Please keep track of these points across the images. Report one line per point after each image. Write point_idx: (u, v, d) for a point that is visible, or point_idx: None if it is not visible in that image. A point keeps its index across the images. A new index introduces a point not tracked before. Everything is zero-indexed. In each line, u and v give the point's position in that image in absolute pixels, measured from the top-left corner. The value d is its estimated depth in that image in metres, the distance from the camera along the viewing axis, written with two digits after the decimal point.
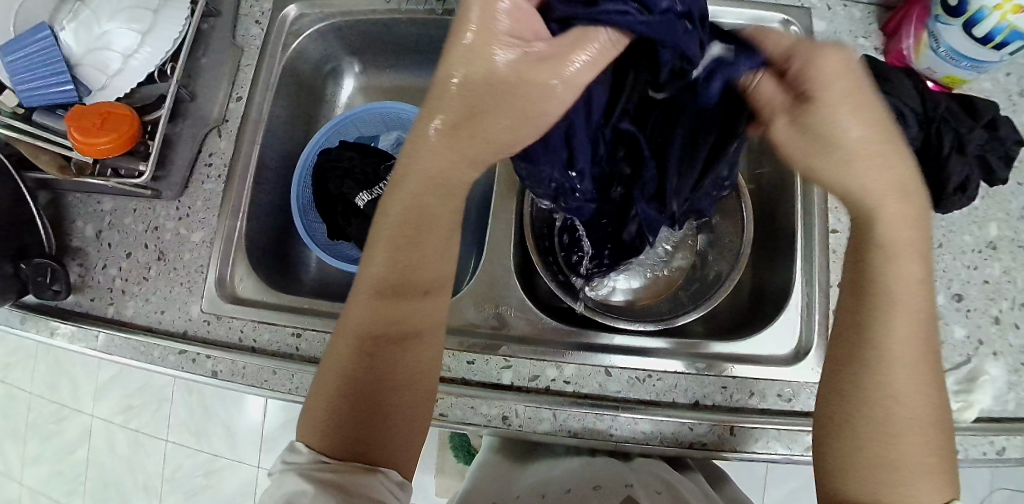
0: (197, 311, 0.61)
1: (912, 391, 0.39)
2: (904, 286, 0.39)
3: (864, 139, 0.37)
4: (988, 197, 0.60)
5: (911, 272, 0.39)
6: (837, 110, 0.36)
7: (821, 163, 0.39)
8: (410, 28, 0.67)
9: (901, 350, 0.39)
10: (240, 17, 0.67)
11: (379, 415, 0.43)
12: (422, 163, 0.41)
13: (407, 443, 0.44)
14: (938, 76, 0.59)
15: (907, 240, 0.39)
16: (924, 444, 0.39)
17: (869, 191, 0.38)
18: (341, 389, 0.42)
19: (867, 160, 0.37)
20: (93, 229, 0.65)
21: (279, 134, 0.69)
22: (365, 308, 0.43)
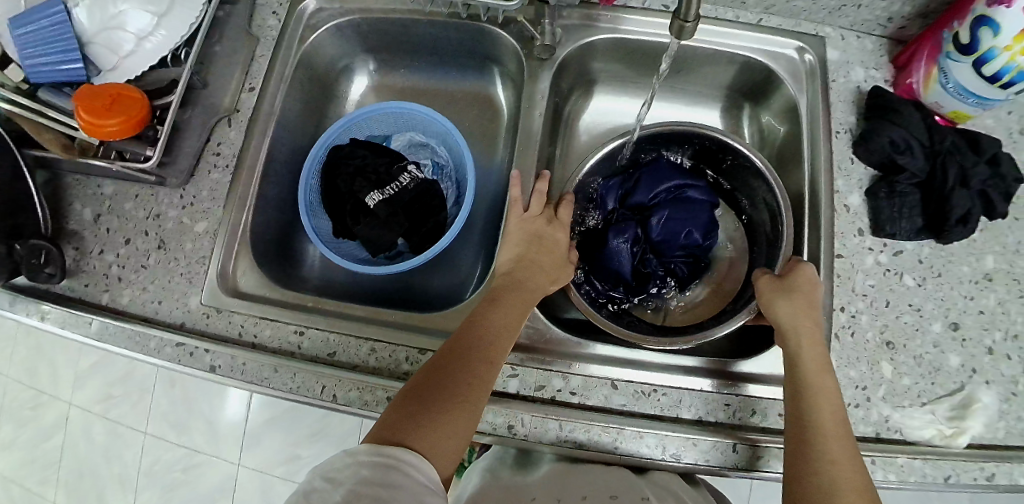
0: (197, 304, 0.60)
1: (845, 453, 0.45)
2: (818, 369, 0.49)
3: (807, 287, 0.53)
4: (986, 230, 0.62)
5: (816, 354, 0.50)
6: (799, 278, 0.54)
7: (782, 302, 0.53)
8: (430, 30, 0.66)
9: (831, 418, 0.47)
10: (257, 7, 0.68)
11: (429, 406, 0.44)
12: (504, 256, 0.56)
13: (442, 448, 0.43)
14: (945, 110, 0.61)
15: (814, 338, 0.51)
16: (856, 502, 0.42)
17: (796, 326, 0.51)
18: (412, 381, 0.47)
19: (799, 306, 0.52)
20: (91, 213, 0.63)
21: (291, 128, 0.68)
22: (453, 342, 0.49)
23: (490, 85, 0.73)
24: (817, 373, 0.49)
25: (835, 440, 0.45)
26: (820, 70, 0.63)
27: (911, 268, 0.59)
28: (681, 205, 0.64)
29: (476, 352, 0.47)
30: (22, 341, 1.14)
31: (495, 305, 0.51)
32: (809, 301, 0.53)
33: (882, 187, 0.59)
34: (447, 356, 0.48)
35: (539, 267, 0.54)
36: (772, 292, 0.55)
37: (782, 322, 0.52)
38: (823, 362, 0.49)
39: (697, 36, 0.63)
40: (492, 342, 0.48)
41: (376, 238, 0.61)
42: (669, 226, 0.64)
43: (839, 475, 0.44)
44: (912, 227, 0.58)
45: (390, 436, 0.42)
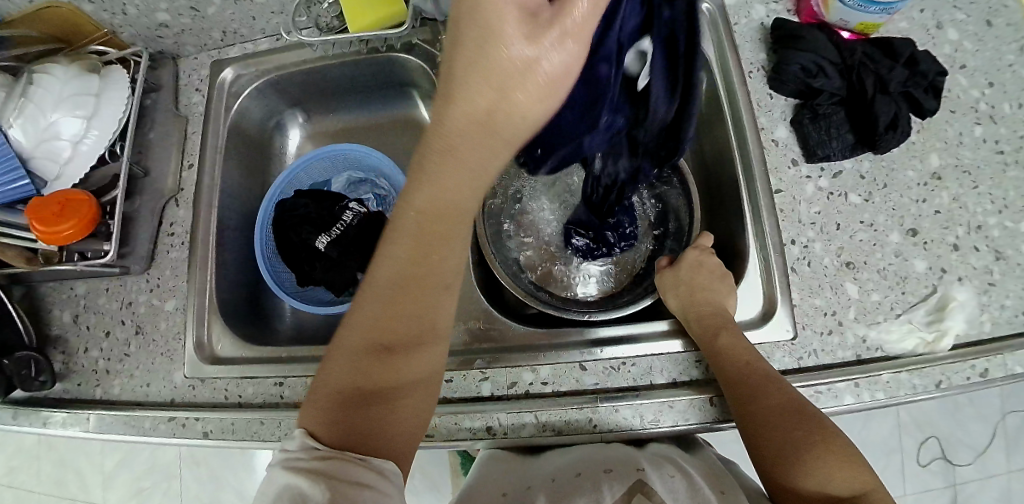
0: (181, 378, 0.62)
1: (761, 389, 0.45)
2: (716, 325, 0.51)
3: (698, 262, 0.57)
4: (923, 130, 0.61)
5: (714, 311, 0.53)
6: (689, 260, 0.58)
7: (673, 294, 0.57)
8: (344, 70, 0.69)
9: (738, 366, 0.47)
10: (181, 89, 0.71)
11: (380, 397, 0.43)
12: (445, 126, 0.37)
13: (400, 441, 0.44)
14: (853, 25, 0.61)
15: (708, 307, 0.53)
16: (791, 432, 0.43)
17: (687, 304, 0.54)
18: (344, 374, 0.44)
19: (695, 283, 0.56)
20: (70, 315, 0.67)
21: (236, 193, 0.71)
22: (376, 317, 0.45)
23: (414, 108, 0.75)
24: (715, 338, 0.50)
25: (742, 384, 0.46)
26: (719, 18, 0.64)
27: (854, 186, 0.59)
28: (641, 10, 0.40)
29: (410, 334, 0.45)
30: (45, 456, 1.17)
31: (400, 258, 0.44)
32: (702, 272, 0.56)
33: (805, 113, 0.59)
34: (362, 345, 0.44)
35: (467, 178, 0.39)
36: (663, 284, 0.59)
37: (680, 305, 0.56)
38: (718, 320, 0.52)
39: None
40: (418, 300, 0.45)
41: (334, 279, 0.64)
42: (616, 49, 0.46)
43: (761, 412, 0.44)
44: (844, 144, 0.58)
45: (344, 443, 0.41)
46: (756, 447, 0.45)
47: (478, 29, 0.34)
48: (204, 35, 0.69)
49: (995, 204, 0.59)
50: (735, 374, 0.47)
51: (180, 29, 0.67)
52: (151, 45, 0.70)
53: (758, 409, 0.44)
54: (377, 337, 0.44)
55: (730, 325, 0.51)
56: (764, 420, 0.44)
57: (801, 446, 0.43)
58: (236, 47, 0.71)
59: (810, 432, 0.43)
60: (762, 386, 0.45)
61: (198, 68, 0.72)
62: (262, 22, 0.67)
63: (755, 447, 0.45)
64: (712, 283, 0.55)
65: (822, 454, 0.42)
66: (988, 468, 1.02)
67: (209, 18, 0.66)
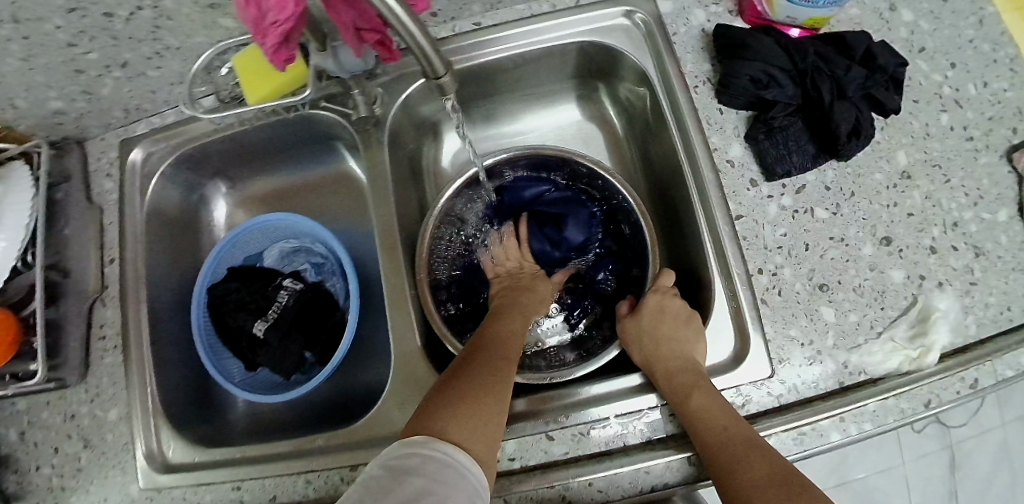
0: (137, 489, 0.58)
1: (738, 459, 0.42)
2: (686, 377, 0.49)
3: (660, 306, 0.55)
4: (887, 128, 0.56)
5: (683, 355, 0.50)
6: (653, 309, 0.56)
7: (640, 349, 0.54)
8: (260, 133, 0.64)
9: (713, 430, 0.44)
10: (92, 175, 0.67)
11: (475, 401, 0.42)
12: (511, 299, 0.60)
13: (479, 441, 0.39)
14: (801, 20, 0.56)
15: (676, 358, 0.50)
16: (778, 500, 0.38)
17: (653, 359, 0.52)
18: (441, 392, 0.43)
19: (664, 327, 0.53)
20: (14, 432, 0.63)
21: (166, 281, 0.66)
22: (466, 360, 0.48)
23: (343, 162, 0.72)
24: (687, 398, 0.47)
25: (725, 451, 0.43)
26: (655, 27, 0.58)
27: (819, 199, 0.55)
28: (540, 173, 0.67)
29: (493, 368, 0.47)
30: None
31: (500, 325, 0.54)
32: (668, 316, 0.54)
33: (760, 128, 0.54)
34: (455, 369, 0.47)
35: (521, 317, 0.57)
36: (626, 337, 0.57)
37: (646, 358, 0.53)
38: (690, 366, 0.49)
39: (518, 42, 0.60)
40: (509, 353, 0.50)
41: (279, 365, 0.60)
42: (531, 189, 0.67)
43: (745, 482, 0.41)
44: (804, 157, 0.54)
45: (427, 427, 0.38)
46: None
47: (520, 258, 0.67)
48: (105, 115, 0.64)
49: (969, 197, 0.55)
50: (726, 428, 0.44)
51: (78, 113, 0.62)
52: (51, 134, 0.64)
53: (743, 481, 0.41)
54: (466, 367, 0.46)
55: (703, 381, 0.48)
56: (750, 490, 0.40)
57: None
58: (143, 122, 0.66)
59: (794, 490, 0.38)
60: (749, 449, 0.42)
61: (106, 150, 0.67)
62: (163, 94, 0.63)
63: None
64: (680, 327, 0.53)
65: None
66: (983, 424, 1.00)
67: (105, 98, 0.60)
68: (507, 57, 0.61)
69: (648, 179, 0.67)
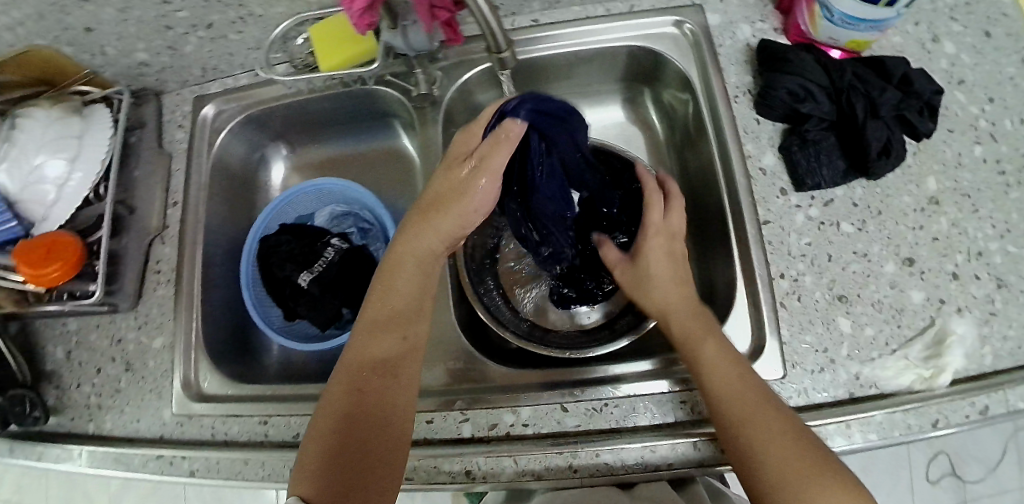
0: (169, 414, 0.62)
1: (750, 410, 0.44)
2: (694, 331, 0.49)
3: (666, 250, 0.55)
4: (919, 153, 0.58)
5: (685, 320, 0.51)
6: (653, 252, 0.55)
7: (642, 289, 0.55)
8: (323, 103, 0.70)
9: (722, 379, 0.46)
10: (165, 125, 0.73)
11: (356, 436, 0.45)
12: (411, 246, 0.51)
13: (364, 476, 0.43)
14: (843, 42, 0.59)
15: (684, 317, 0.51)
16: (790, 456, 0.41)
17: (662, 308, 0.53)
18: (325, 430, 0.45)
19: (664, 280, 0.53)
20: (63, 350, 0.68)
21: (219, 228, 0.71)
22: (350, 373, 0.48)
23: (394, 138, 0.77)
24: (701, 344, 0.48)
25: (737, 404, 0.44)
26: (702, 37, 0.62)
27: (846, 214, 0.57)
28: (535, 117, 0.50)
29: (376, 376, 0.48)
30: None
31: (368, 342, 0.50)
32: (670, 261, 0.54)
33: (794, 140, 0.57)
34: (342, 406, 0.46)
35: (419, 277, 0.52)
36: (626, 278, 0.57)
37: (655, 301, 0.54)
38: (699, 314, 0.51)
39: (571, 40, 0.64)
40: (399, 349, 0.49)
41: (317, 315, 0.65)
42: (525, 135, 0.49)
43: (765, 437, 0.42)
44: (834, 172, 0.56)
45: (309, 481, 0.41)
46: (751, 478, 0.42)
47: (444, 175, 0.51)
48: (184, 71, 0.69)
49: (995, 229, 0.56)
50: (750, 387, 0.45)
51: (160, 67, 0.67)
52: (133, 83, 0.71)
53: (759, 435, 0.43)
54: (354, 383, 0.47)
55: (715, 330, 0.49)
56: (764, 447, 0.42)
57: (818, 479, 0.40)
58: (217, 82, 0.72)
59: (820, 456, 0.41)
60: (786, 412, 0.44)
61: (180, 104, 0.73)
62: (240, 58, 0.68)
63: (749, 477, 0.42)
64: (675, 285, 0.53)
65: (835, 489, 0.39)
66: (1002, 483, 0.98)
67: (186, 56, 0.66)
68: (560, 54, 0.65)
69: (683, 181, 0.70)
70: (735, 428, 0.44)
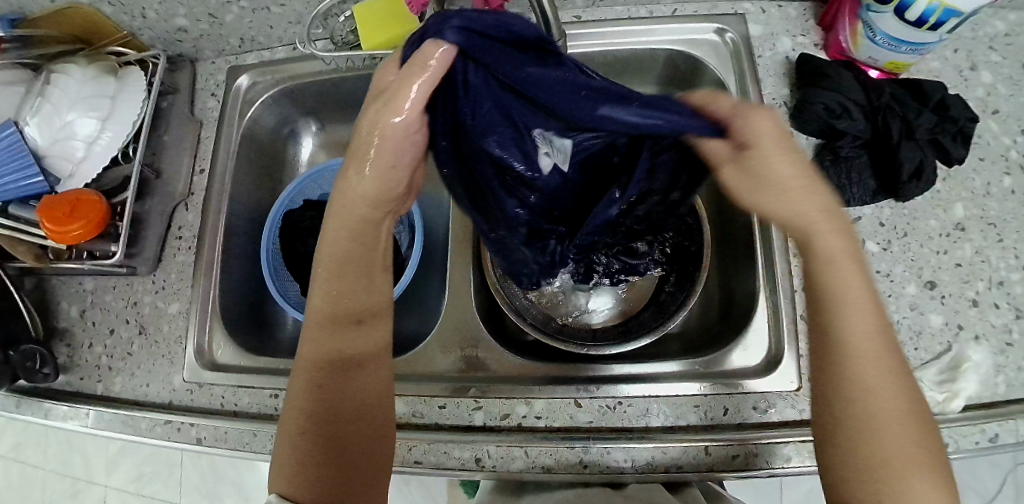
0: (180, 381, 0.62)
1: (880, 379, 0.40)
2: (837, 268, 0.40)
3: (794, 174, 0.39)
4: (949, 179, 0.59)
5: (832, 255, 0.40)
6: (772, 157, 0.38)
7: (764, 198, 0.40)
8: (358, 84, 0.71)
9: (863, 337, 0.40)
10: (197, 93, 0.73)
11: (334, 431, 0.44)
12: (352, 200, 0.45)
13: (353, 474, 0.44)
14: (881, 63, 0.59)
15: (842, 247, 0.40)
16: (899, 446, 0.38)
17: (803, 216, 0.40)
18: (298, 425, 0.44)
19: (800, 191, 0.39)
20: (78, 309, 0.68)
21: (244, 200, 0.72)
22: (310, 366, 0.45)
23: None
24: (840, 281, 0.41)
25: (869, 367, 0.40)
26: (742, 47, 0.63)
27: (872, 233, 0.57)
28: (469, 38, 0.36)
29: (342, 369, 0.45)
30: (48, 442, 1.15)
31: (318, 344, 0.46)
32: (812, 180, 0.39)
33: (826, 154, 0.58)
34: (312, 403, 0.44)
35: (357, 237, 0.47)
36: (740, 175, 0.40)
37: (785, 214, 0.40)
38: (856, 255, 0.41)
39: (610, 39, 0.65)
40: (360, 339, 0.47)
41: None
42: (453, 62, 0.37)
43: (875, 411, 0.39)
44: (864, 191, 0.57)
45: (291, 480, 0.42)
46: (860, 451, 0.39)
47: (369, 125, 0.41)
48: (222, 41, 0.70)
49: (1019, 260, 0.57)
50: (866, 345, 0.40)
51: (198, 34, 0.68)
52: (170, 49, 0.71)
53: (877, 411, 0.39)
54: (319, 374, 0.45)
55: (863, 267, 0.42)
56: (884, 431, 0.39)
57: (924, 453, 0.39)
58: (254, 54, 0.72)
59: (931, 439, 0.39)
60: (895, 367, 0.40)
61: (214, 73, 0.73)
62: (279, 31, 0.69)
63: (853, 449, 0.40)
64: (811, 191, 0.39)
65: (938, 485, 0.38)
66: None
67: (226, 25, 0.67)
68: (599, 52, 0.66)
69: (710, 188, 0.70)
70: (858, 384, 0.40)
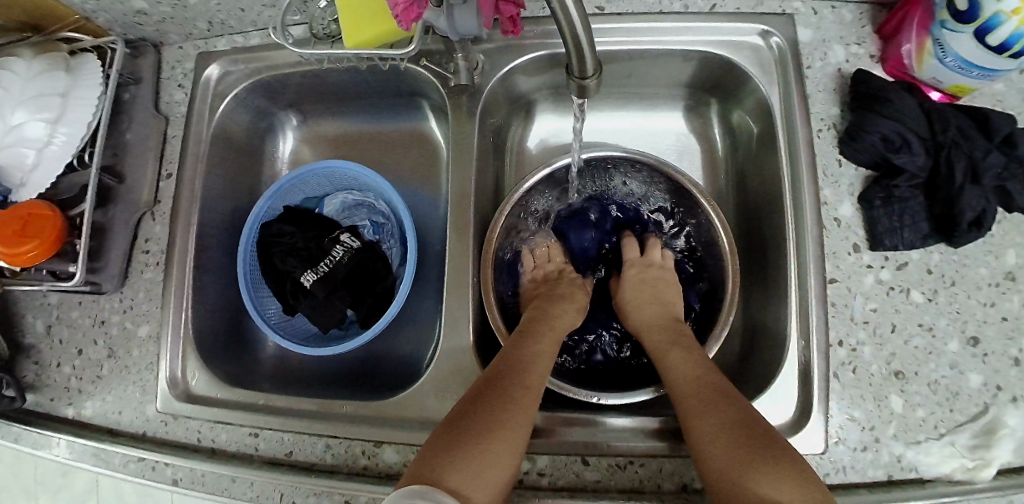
0: (154, 411, 0.58)
1: (698, 397, 0.47)
2: (665, 339, 0.55)
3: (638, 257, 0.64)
4: (1004, 222, 0.53)
5: (658, 331, 0.56)
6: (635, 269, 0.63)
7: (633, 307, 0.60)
8: (344, 76, 0.63)
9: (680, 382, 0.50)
10: (164, 83, 0.65)
11: (480, 422, 0.43)
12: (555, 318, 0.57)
13: (476, 474, 0.40)
14: (945, 86, 0.52)
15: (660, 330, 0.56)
16: (727, 444, 0.42)
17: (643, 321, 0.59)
18: (456, 415, 0.44)
19: (646, 291, 0.60)
20: (43, 324, 0.62)
21: (221, 207, 0.65)
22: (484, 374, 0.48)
23: (424, 122, 0.70)
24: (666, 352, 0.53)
25: (692, 396, 0.47)
26: (789, 55, 0.55)
27: (918, 281, 0.52)
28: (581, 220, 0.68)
29: (512, 383, 0.47)
30: None
31: (497, 364, 0.49)
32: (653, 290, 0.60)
33: (877, 192, 0.51)
34: (473, 399, 0.46)
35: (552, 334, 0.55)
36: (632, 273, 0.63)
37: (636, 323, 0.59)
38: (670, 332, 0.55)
39: (637, 39, 0.57)
40: (530, 379, 0.48)
41: (320, 317, 0.59)
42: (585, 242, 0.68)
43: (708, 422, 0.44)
44: (915, 234, 0.51)
45: (429, 460, 0.40)
46: (712, 464, 0.42)
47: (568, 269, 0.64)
48: (188, 24, 0.61)
49: None
50: (676, 400, 0.48)
51: (160, 17, 0.59)
52: (130, 32, 0.62)
53: (709, 423, 0.44)
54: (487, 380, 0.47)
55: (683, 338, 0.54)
56: (710, 440, 0.43)
57: (754, 462, 0.40)
58: (225, 38, 0.64)
59: (769, 440, 0.42)
60: (714, 399, 0.46)
61: (182, 59, 0.65)
62: (252, 14, 0.60)
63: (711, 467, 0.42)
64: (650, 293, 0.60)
65: (784, 476, 0.39)
66: None
67: (191, 8, 0.58)
68: (622, 52, 0.58)
69: (740, 209, 0.64)
70: (686, 411, 0.47)
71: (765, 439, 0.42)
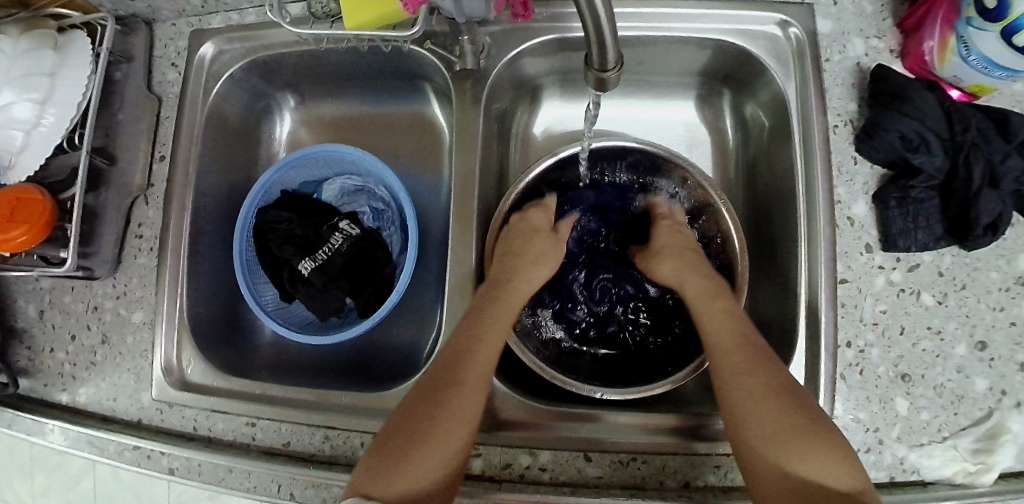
0: (149, 398, 0.57)
1: (739, 363, 0.47)
2: (701, 300, 0.53)
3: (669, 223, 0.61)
4: (1018, 225, 0.52)
5: (695, 289, 0.54)
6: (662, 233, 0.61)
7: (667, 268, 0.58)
8: (342, 56, 0.61)
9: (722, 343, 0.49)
10: (156, 62, 0.62)
11: (423, 423, 0.44)
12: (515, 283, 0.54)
13: (419, 476, 0.42)
14: (965, 84, 0.50)
15: (699, 289, 0.54)
16: (779, 414, 0.43)
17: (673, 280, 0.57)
18: (398, 417, 0.45)
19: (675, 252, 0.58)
20: (35, 308, 0.61)
21: (216, 191, 0.63)
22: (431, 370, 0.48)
23: (425, 105, 0.68)
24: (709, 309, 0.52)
25: (738, 357, 0.47)
26: (807, 47, 0.53)
27: (929, 283, 0.51)
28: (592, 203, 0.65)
29: (456, 376, 0.46)
30: None
31: (448, 352, 0.48)
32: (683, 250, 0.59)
33: (893, 192, 0.50)
34: (421, 396, 0.46)
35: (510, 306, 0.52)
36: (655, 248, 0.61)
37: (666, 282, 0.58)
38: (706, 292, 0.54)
39: (649, 27, 0.55)
40: (477, 364, 0.47)
41: (318, 305, 0.58)
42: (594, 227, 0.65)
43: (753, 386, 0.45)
44: (928, 236, 0.50)
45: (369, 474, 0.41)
46: (754, 431, 0.43)
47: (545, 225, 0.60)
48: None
49: None
50: (714, 359, 0.49)
51: None
52: (120, 7, 0.59)
53: (758, 386, 0.44)
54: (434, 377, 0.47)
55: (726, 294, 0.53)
56: (759, 406, 0.44)
57: (797, 437, 0.41)
58: (220, 15, 0.61)
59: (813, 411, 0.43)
60: (760, 362, 0.46)
61: (175, 37, 0.62)
62: None
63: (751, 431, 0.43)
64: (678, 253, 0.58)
65: (824, 448, 0.41)
66: None
67: None
68: (632, 38, 0.56)
69: (750, 204, 0.63)
70: (734, 373, 0.46)
71: (807, 411, 0.43)
